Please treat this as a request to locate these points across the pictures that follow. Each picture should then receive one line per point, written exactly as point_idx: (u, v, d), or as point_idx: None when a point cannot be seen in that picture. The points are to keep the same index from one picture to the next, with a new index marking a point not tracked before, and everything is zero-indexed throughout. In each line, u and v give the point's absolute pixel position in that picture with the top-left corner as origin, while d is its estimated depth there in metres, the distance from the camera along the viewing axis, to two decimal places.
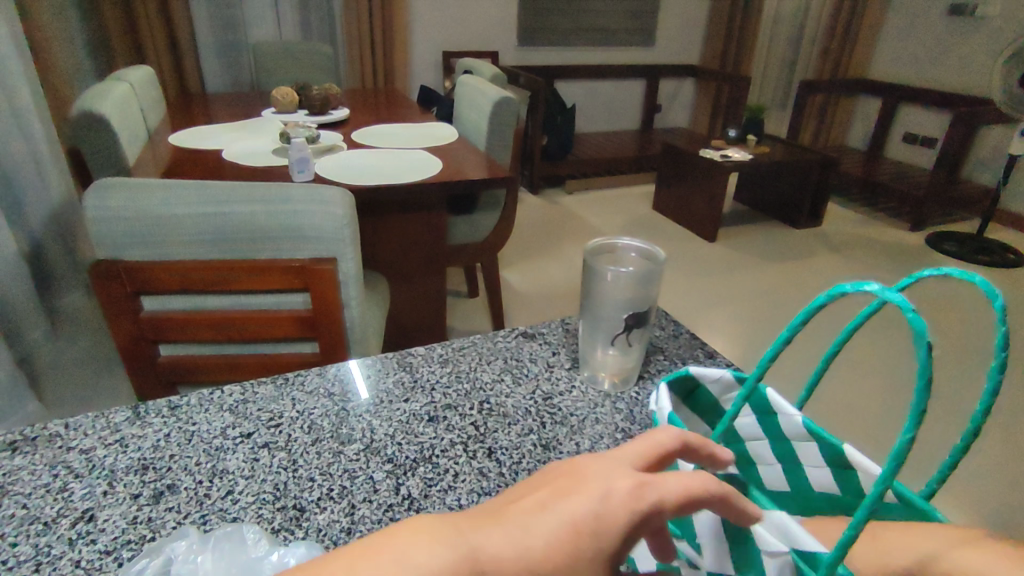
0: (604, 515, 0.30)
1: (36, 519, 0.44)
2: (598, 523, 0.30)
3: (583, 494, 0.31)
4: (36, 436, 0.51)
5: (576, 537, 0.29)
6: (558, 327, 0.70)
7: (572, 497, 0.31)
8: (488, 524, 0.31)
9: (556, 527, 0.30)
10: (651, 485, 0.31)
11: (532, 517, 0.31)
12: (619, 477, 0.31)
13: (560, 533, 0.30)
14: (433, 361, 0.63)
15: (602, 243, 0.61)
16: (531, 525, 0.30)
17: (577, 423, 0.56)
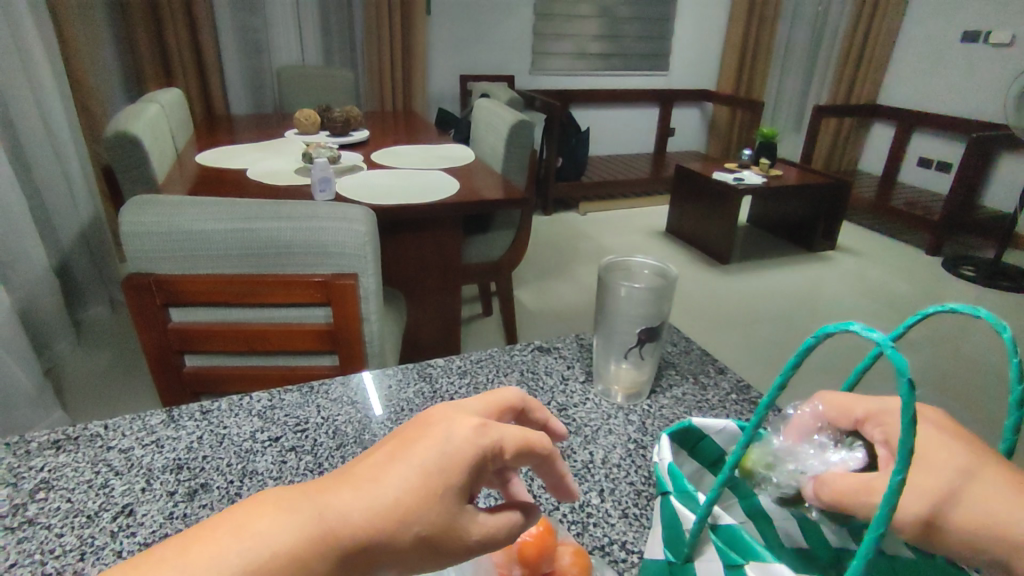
0: (449, 458, 0.33)
1: (81, 512, 0.46)
2: (441, 467, 0.33)
3: (428, 441, 0.34)
4: (79, 435, 0.54)
5: (422, 484, 0.32)
6: (573, 341, 0.72)
7: (417, 448, 0.33)
8: (342, 484, 0.33)
9: (406, 476, 0.32)
10: (494, 428, 0.35)
11: (380, 474, 0.33)
12: (460, 422, 0.35)
13: (409, 469, 0.33)
14: (452, 372, 0.65)
15: (617, 261, 0.63)
16: (380, 480, 0.33)
17: (591, 433, 0.58)
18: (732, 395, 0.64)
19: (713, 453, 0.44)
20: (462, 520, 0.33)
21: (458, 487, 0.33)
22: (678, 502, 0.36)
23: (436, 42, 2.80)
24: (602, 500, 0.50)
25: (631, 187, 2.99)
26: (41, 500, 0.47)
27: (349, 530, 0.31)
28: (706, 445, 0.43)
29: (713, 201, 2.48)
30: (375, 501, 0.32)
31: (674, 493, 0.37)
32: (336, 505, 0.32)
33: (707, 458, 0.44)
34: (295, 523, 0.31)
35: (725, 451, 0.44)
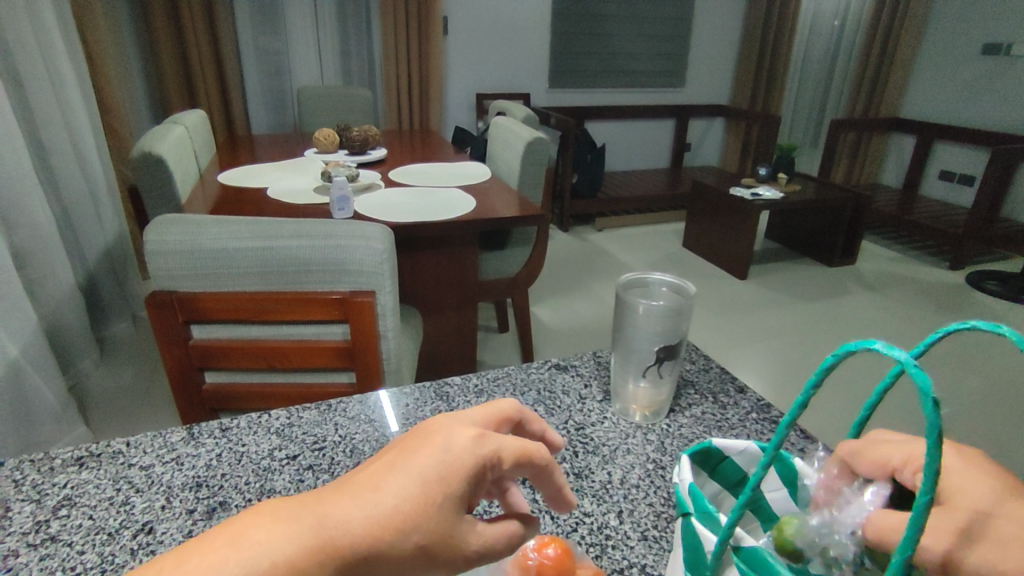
0: (450, 463, 0.34)
1: (102, 529, 0.47)
2: (441, 472, 0.33)
3: (427, 450, 0.34)
4: (101, 452, 0.55)
5: (422, 488, 0.33)
6: (590, 359, 0.72)
7: (416, 458, 0.34)
8: (342, 493, 0.33)
9: (404, 485, 0.33)
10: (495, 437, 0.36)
11: (381, 481, 0.33)
12: (458, 432, 0.35)
13: (407, 477, 0.33)
14: (468, 391, 0.65)
15: (634, 278, 0.63)
16: (381, 488, 0.33)
17: (609, 453, 0.57)
18: (753, 414, 0.63)
19: (733, 476, 0.43)
20: (462, 524, 0.33)
21: (456, 491, 0.33)
22: (699, 523, 0.35)
23: (451, 61, 2.88)
24: (621, 521, 0.49)
25: (647, 203, 3.00)
26: (64, 517, 0.48)
27: (354, 533, 0.31)
28: (727, 466, 0.43)
29: (730, 216, 2.45)
30: (378, 506, 0.32)
31: (694, 515, 0.36)
32: (340, 513, 0.32)
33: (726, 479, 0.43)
34: (302, 531, 0.31)
35: (746, 473, 0.43)
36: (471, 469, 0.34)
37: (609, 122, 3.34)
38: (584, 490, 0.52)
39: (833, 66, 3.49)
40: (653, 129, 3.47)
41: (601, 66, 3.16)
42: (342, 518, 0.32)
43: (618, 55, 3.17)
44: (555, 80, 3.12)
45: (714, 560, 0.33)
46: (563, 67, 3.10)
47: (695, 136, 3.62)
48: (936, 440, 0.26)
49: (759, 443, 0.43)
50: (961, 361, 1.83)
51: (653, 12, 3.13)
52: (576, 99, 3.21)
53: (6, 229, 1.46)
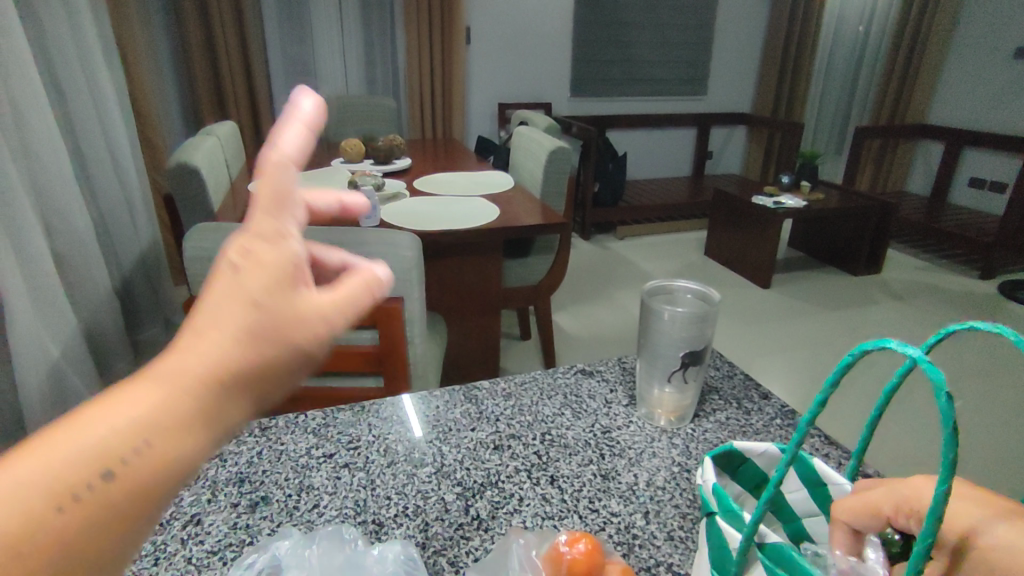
0: (264, 267, 0.27)
1: (154, 519, 0.50)
2: (255, 283, 0.27)
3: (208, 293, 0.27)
4: None
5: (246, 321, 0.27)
6: (615, 364, 0.73)
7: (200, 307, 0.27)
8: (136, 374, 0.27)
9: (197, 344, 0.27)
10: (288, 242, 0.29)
11: (193, 324, 0.27)
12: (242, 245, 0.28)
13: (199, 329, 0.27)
14: (497, 395, 0.67)
15: (659, 286, 0.64)
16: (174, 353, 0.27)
17: (635, 456, 0.58)
18: (777, 420, 0.64)
19: (755, 477, 0.44)
20: (314, 324, 0.28)
21: (288, 296, 0.28)
22: (725, 522, 0.37)
23: (473, 71, 2.93)
24: (648, 522, 0.50)
25: (668, 211, 3.00)
26: None
27: (194, 389, 0.26)
28: (749, 469, 0.44)
29: (752, 224, 2.45)
30: (202, 354, 0.27)
31: (720, 513, 0.37)
32: (162, 373, 0.26)
33: (749, 480, 0.44)
34: (131, 411, 0.26)
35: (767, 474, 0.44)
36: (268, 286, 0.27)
37: (629, 131, 3.35)
38: (611, 491, 0.54)
39: (856, 73, 3.48)
40: (674, 138, 3.47)
41: (623, 75, 3.18)
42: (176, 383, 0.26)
43: (640, 64, 3.19)
44: (577, 89, 3.15)
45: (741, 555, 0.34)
46: (584, 76, 3.13)
47: (716, 144, 3.61)
48: (951, 433, 0.26)
49: (779, 445, 0.44)
50: (990, 373, 1.80)
51: (674, 22, 3.15)
52: (597, 108, 3.24)
53: (48, 236, 1.52)
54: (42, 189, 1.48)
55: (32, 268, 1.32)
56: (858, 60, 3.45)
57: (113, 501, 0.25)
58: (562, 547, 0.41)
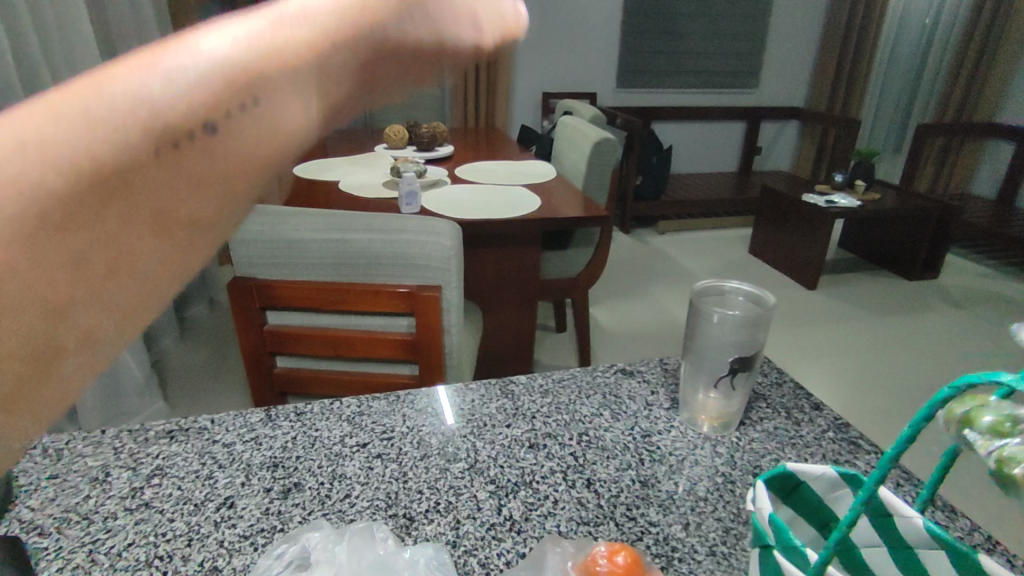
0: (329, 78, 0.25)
1: (189, 500, 0.50)
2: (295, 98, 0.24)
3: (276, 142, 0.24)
4: (188, 427, 0.58)
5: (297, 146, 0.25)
6: (657, 365, 0.71)
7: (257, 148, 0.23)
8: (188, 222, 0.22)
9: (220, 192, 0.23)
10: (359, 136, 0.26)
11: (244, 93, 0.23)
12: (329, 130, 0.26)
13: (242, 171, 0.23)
14: (534, 390, 0.65)
15: (710, 285, 0.62)
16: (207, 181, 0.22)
17: (676, 463, 0.56)
18: (829, 433, 0.60)
19: (813, 503, 0.40)
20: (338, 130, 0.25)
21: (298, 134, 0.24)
22: (784, 557, 0.33)
23: (519, 60, 2.91)
24: (688, 534, 0.48)
25: (713, 208, 2.92)
26: (156, 485, 0.51)
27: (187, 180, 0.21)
28: (807, 492, 0.40)
29: (801, 223, 2.35)
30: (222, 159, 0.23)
31: (779, 547, 0.34)
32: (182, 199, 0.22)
33: (803, 505, 0.40)
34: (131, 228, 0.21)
35: (825, 498, 0.40)
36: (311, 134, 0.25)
37: (676, 123, 3.27)
38: (650, 499, 0.51)
39: (921, 67, 3.31)
40: (722, 131, 3.37)
41: (671, 66, 3.10)
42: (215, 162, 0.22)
43: (689, 55, 3.10)
44: (623, 80, 3.09)
45: None
46: (632, 66, 3.06)
47: (766, 139, 3.50)
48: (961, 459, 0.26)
49: (839, 468, 0.40)
50: None
51: (727, 12, 3.05)
52: (643, 99, 3.17)
53: None
54: None
55: None
56: (924, 53, 3.28)
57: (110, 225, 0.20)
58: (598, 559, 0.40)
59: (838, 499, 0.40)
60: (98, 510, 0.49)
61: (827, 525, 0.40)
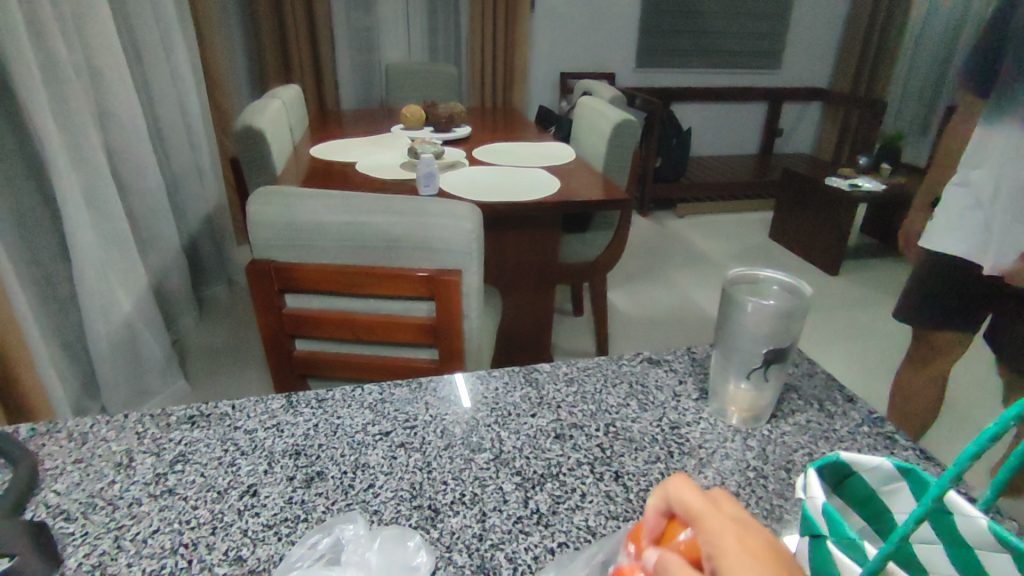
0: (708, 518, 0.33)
1: (212, 487, 0.49)
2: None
3: None
4: (210, 413, 0.58)
5: None
6: (684, 354, 0.69)
7: None
8: None
9: None
10: None
11: None
12: None
13: None
14: (559, 379, 0.64)
15: (743, 273, 0.59)
16: None
17: (706, 456, 0.54)
18: (864, 428, 0.58)
19: (865, 493, 0.38)
20: None
21: None
22: (838, 550, 0.31)
23: (536, 39, 2.85)
24: None
25: (734, 191, 2.86)
26: (179, 472, 0.51)
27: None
28: (858, 483, 0.37)
29: (825, 207, 2.30)
30: None
31: (832, 537, 0.32)
32: None
33: (853, 495, 0.38)
34: None
35: (879, 491, 0.38)
36: None
37: (696, 104, 3.20)
38: None
39: None
40: (744, 113, 3.29)
41: (692, 45, 3.03)
42: None
43: (711, 34, 3.03)
44: (643, 60, 3.03)
45: None
46: (652, 46, 2.99)
47: (789, 121, 3.42)
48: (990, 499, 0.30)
49: (895, 461, 0.37)
50: None
51: None
52: (664, 80, 3.10)
53: (123, 193, 1.57)
54: (117, 148, 1.53)
55: (108, 224, 1.36)
56: None
57: None
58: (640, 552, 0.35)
59: (895, 493, 0.37)
60: (122, 496, 0.48)
61: (881, 519, 0.38)
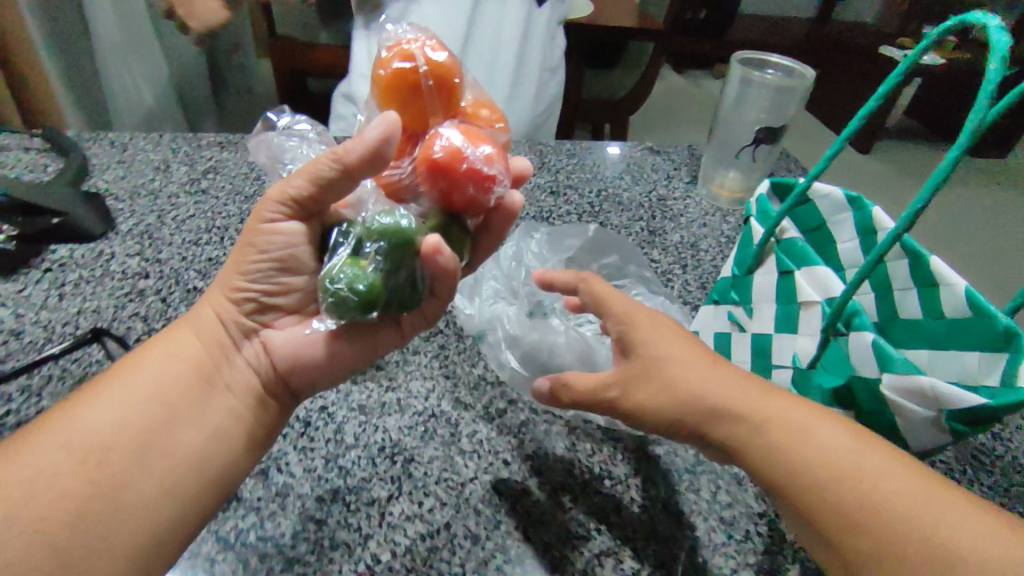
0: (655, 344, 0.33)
1: (240, 192, 0.55)
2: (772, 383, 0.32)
3: (155, 351, 0.32)
4: (238, 141, 0.62)
5: (187, 367, 0.32)
6: (685, 148, 0.71)
7: (142, 364, 0.31)
8: (86, 399, 0.29)
9: (123, 394, 0.30)
10: (222, 325, 0.34)
11: (153, 342, 0.33)
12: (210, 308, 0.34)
13: (148, 381, 0.31)
14: (562, 151, 0.67)
15: (752, 55, 0.60)
16: (90, 410, 0.29)
17: (685, 222, 0.59)
18: None
19: (818, 222, 0.42)
20: (227, 349, 0.34)
21: (194, 379, 0.32)
22: (756, 224, 0.40)
23: None
24: (685, 273, 0.53)
25: None
26: (211, 179, 0.57)
27: (151, 428, 0.29)
28: (812, 211, 0.42)
29: None
30: (126, 405, 0.29)
31: (755, 218, 0.40)
32: (96, 419, 0.29)
33: (803, 220, 0.43)
34: (78, 432, 0.28)
35: (829, 220, 0.41)
36: (235, 369, 0.34)
37: None
38: (654, 243, 0.56)
39: None
40: None
41: None
42: (93, 421, 0.28)
43: None
44: None
45: (758, 247, 0.38)
46: None
47: None
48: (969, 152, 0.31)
49: (846, 191, 0.40)
50: None
51: None
52: None
53: None
54: None
55: None
56: None
57: (106, 455, 0.28)
58: (487, 169, 0.31)
59: (840, 222, 0.41)
60: (164, 190, 0.55)
61: (827, 243, 0.42)
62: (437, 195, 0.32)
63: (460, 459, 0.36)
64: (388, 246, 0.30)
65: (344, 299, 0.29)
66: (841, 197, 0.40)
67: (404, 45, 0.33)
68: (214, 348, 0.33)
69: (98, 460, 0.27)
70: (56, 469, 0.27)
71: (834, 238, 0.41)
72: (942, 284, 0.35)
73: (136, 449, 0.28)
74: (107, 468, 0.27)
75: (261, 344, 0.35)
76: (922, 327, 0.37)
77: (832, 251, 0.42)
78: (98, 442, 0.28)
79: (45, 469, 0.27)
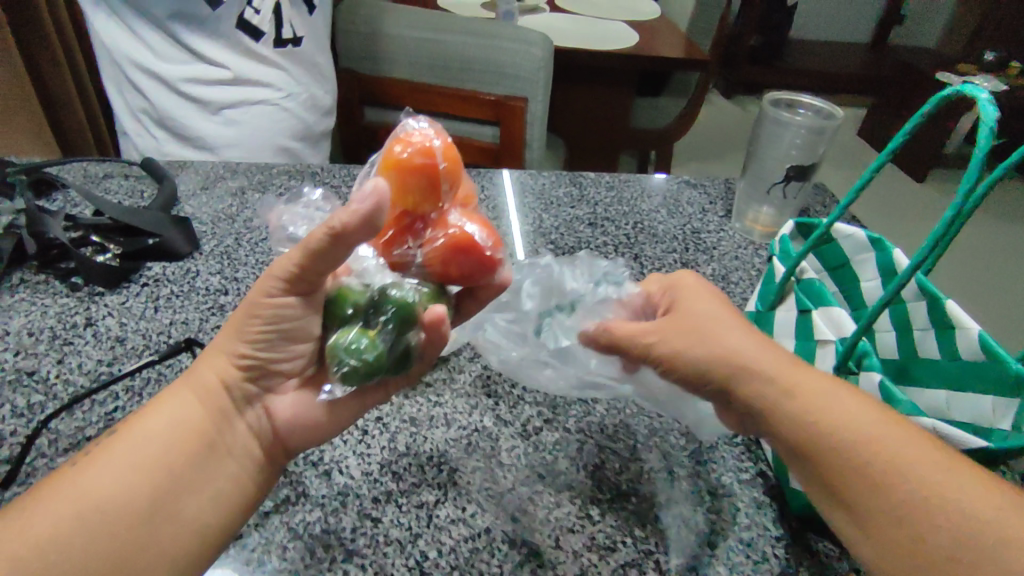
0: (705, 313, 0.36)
1: None
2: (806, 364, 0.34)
3: (156, 412, 0.32)
4: (303, 171, 0.68)
5: (185, 428, 0.32)
6: (721, 183, 0.74)
7: (139, 428, 0.31)
8: (83, 467, 0.29)
9: (119, 461, 0.30)
10: (226, 387, 0.33)
11: (156, 401, 0.33)
12: (215, 366, 0.33)
13: (147, 447, 0.30)
14: (601, 185, 0.71)
15: (783, 96, 0.62)
16: (87, 479, 0.29)
17: (717, 255, 0.61)
18: None
19: (841, 261, 0.44)
20: (230, 410, 0.33)
21: (193, 444, 0.31)
22: (777, 262, 0.42)
23: None
24: None
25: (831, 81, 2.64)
26: None
27: (144, 502, 0.29)
28: (834, 250, 0.44)
29: None
30: (120, 475, 0.29)
31: (777, 257, 0.43)
32: (90, 490, 0.28)
33: (826, 259, 0.45)
34: (69, 505, 0.28)
35: (852, 260, 0.43)
36: (236, 433, 0.33)
37: None
38: None
39: None
40: None
41: None
42: (83, 488, 0.28)
43: None
44: None
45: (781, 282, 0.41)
46: None
47: None
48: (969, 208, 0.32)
49: (868, 232, 0.42)
50: None
51: None
52: None
53: None
54: None
55: None
56: None
57: (96, 529, 0.27)
58: (489, 251, 0.35)
59: (863, 262, 0.42)
60: (239, 215, 0.61)
61: (850, 281, 0.44)
62: (434, 271, 0.34)
63: (500, 470, 0.39)
64: (395, 321, 0.31)
65: (360, 370, 0.30)
66: (863, 238, 0.42)
67: (411, 139, 0.34)
68: (216, 408, 0.33)
69: (92, 536, 0.27)
70: (41, 543, 0.27)
71: (857, 277, 0.43)
72: (957, 327, 0.36)
73: (126, 522, 0.28)
74: (96, 544, 0.27)
75: (262, 407, 0.35)
76: (940, 369, 0.37)
77: (856, 289, 0.43)
78: (90, 513, 0.28)
79: (33, 543, 0.27)
